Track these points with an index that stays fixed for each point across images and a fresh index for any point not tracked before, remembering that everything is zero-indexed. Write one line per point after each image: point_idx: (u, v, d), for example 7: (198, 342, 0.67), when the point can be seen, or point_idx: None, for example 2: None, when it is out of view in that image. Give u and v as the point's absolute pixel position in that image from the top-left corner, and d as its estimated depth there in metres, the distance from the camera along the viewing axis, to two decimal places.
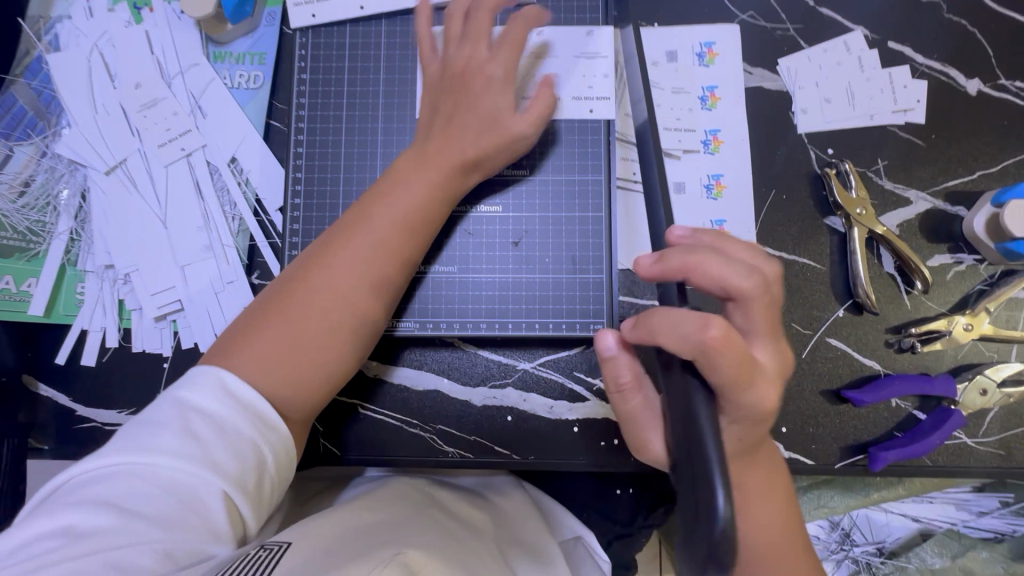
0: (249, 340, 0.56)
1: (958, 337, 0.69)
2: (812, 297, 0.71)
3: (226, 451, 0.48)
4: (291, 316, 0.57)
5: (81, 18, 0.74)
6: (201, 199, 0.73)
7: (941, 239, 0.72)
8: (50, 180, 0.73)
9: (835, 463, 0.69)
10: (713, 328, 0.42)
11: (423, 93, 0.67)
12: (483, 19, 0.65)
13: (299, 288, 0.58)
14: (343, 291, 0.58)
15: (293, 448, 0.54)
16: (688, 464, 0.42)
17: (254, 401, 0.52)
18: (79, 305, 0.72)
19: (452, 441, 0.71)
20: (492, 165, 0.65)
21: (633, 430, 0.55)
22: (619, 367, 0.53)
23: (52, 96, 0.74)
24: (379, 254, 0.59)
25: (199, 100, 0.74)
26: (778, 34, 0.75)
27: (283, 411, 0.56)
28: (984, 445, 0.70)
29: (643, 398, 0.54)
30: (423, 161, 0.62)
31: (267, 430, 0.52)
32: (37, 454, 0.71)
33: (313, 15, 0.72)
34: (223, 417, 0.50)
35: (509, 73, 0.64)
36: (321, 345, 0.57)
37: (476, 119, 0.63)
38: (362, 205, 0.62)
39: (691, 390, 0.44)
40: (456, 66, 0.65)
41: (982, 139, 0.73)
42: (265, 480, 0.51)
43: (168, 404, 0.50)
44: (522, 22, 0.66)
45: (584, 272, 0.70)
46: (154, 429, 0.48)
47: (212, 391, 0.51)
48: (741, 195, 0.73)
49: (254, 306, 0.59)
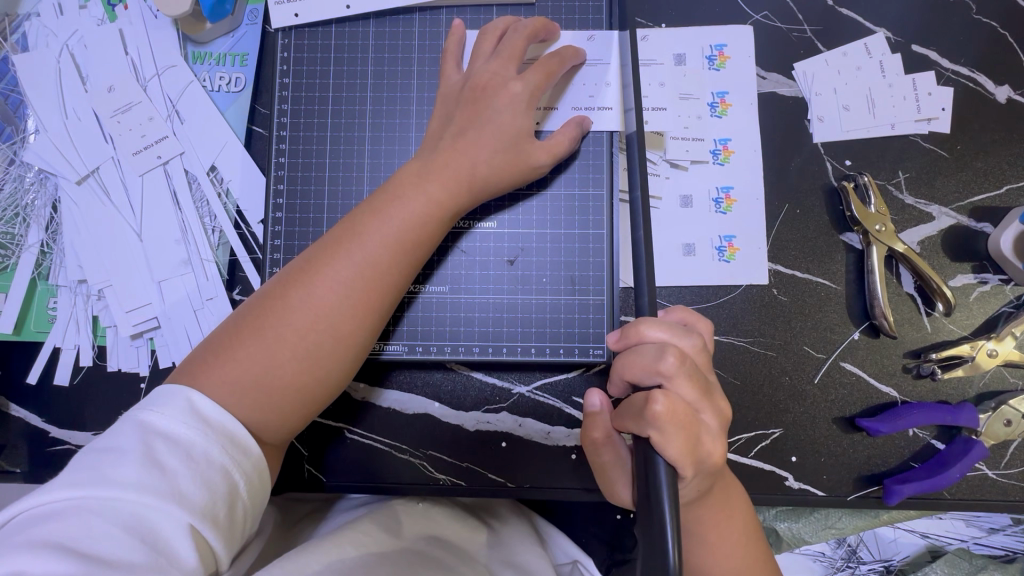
0: (223, 357, 0.52)
1: (981, 364, 0.65)
2: (827, 320, 0.67)
3: (194, 481, 0.45)
4: (269, 336, 0.53)
5: (50, 16, 0.70)
6: (178, 209, 0.68)
7: (966, 257, 0.68)
8: (18, 189, 0.69)
9: (848, 494, 0.66)
10: (657, 405, 0.43)
11: (437, 103, 0.63)
12: (519, 41, 0.61)
13: (279, 306, 0.54)
14: (328, 310, 0.54)
15: (267, 472, 0.51)
16: (646, 516, 0.42)
17: (224, 423, 0.49)
18: (51, 322, 0.69)
19: (444, 467, 0.67)
20: (498, 184, 0.60)
21: (604, 480, 0.55)
22: (595, 424, 0.52)
23: (21, 100, 0.69)
24: (369, 273, 0.55)
25: (176, 103, 0.69)
26: (795, 36, 0.70)
27: (258, 435, 0.52)
28: (1006, 478, 0.66)
29: (614, 454, 0.53)
30: (425, 175, 0.58)
31: (239, 454, 0.48)
32: (9, 477, 0.68)
33: (296, 14, 0.67)
34: (191, 442, 0.47)
35: (532, 96, 0.60)
36: (302, 366, 0.53)
37: (492, 137, 0.59)
38: (354, 218, 0.57)
39: (652, 456, 0.44)
40: (478, 80, 0.60)
41: (1012, 150, 0.69)
42: (238, 508, 0.47)
43: (130, 430, 0.46)
44: (552, 56, 0.62)
45: (584, 293, 0.66)
46: (114, 458, 0.44)
47: (180, 415, 0.47)
48: (754, 209, 0.68)
49: (233, 319, 0.55)
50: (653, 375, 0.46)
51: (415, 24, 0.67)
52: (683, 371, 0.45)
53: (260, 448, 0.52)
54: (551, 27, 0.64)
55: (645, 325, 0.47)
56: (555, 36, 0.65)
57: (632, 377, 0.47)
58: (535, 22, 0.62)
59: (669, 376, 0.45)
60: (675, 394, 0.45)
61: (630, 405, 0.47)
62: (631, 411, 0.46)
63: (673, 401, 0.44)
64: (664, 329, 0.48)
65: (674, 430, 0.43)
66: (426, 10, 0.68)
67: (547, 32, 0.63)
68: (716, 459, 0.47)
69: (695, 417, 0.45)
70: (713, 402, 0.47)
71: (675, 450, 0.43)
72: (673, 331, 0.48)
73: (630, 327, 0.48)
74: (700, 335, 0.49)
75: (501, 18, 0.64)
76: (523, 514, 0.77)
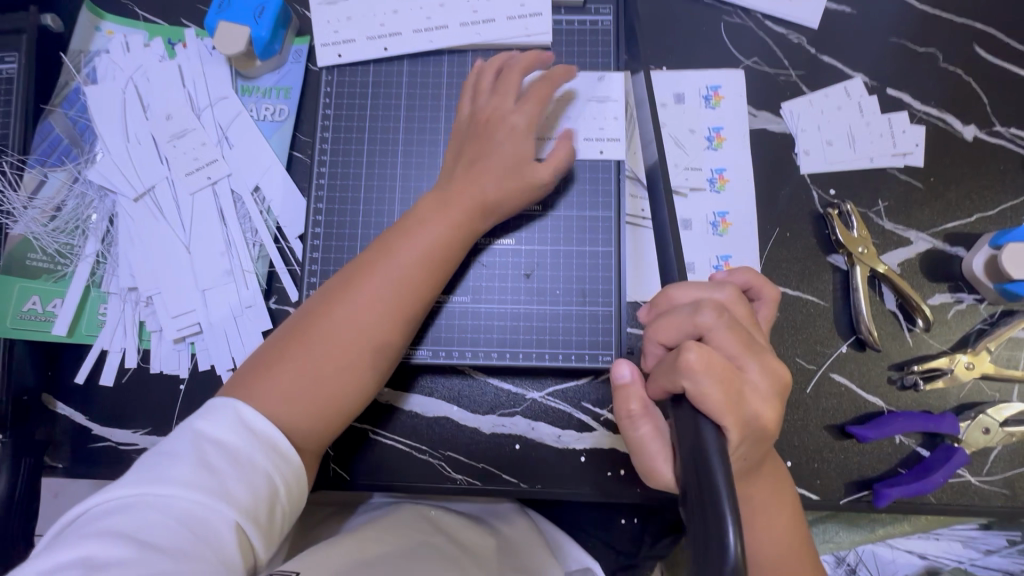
0: (269, 371, 0.57)
1: (960, 376, 0.70)
2: (816, 333, 0.73)
3: (240, 482, 0.49)
4: (311, 350, 0.58)
5: (118, 52, 0.78)
6: (223, 224, 0.75)
7: (942, 278, 0.74)
8: (80, 205, 0.75)
9: (840, 498, 0.70)
10: (691, 353, 0.45)
11: (450, 136, 0.71)
12: (514, 75, 0.69)
13: (319, 324, 0.59)
14: (365, 326, 0.60)
15: (304, 480, 0.55)
16: (697, 499, 0.41)
17: (268, 431, 0.54)
18: (101, 326, 0.74)
19: (460, 468, 0.72)
20: (509, 206, 0.67)
21: (642, 458, 0.54)
22: (630, 397, 0.53)
23: (87, 125, 0.77)
24: (400, 292, 0.61)
25: (226, 131, 0.77)
26: (782, 80, 0.78)
27: (300, 442, 0.57)
28: (988, 484, 0.70)
29: (653, 426, 0.53)
30: (446, 202, 0.65)
31: (281, 461, 0.53)
32: (52, 471, 0.72)
33: (338, 54, 0.76)
34: (238, 448, 0.51)
35: (530, 125, 0.68)
36: (341, 377, 0.59)
37: (496, 166, 0.66)
38: (385, 242, 0.63)
39: (699, 420, 0.45)
40: (483, 115, 0.68)
41: (980, 183, 0.76)
42: (276, 511, 0.51)
43: (184, 437, 0.51)
44: (542, 82, 0.70)
45: (594, 305, 0.72)
46: (171, 460, 0.49)
47: (229, 424, 0.52)
48: (747, 232, 0.75)
49: (275, 337, 0.61)
50: (691, 330, 0.48)
51: (444, 64, 0.76)
52: (721, 323, 0.48)
53: (300, 455, 0.57)
54: (543, 54, 0.71)
55: (673, 290, 0.52)
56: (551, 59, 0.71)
57: (667, 338, 0.50)
58: (528, 56, 0.70)
59: (709, 327, 0.48)
60: (713, 346, 0.47)
61: (665, 363, 0.49)
62: (664, 367, 0.48)
63: (710, 351, 0.46)
64: (693, 288, 0.51)
65: (713, 380, 0.45)
66: (454, 52, 0.76)
67: (542, 60, 0.70)
68: (765, 419, 0.48)
69: (737, 370, 0.47)
70: (758, 357, 0.49)
71: (716, 400, 0.45)
72: (704, 290, 0.51)
73: (658, 297, 0.52)
74: (734, 287, 0.52)
75: (494, 56, 0.72)
76: (533, 519, 0.80)
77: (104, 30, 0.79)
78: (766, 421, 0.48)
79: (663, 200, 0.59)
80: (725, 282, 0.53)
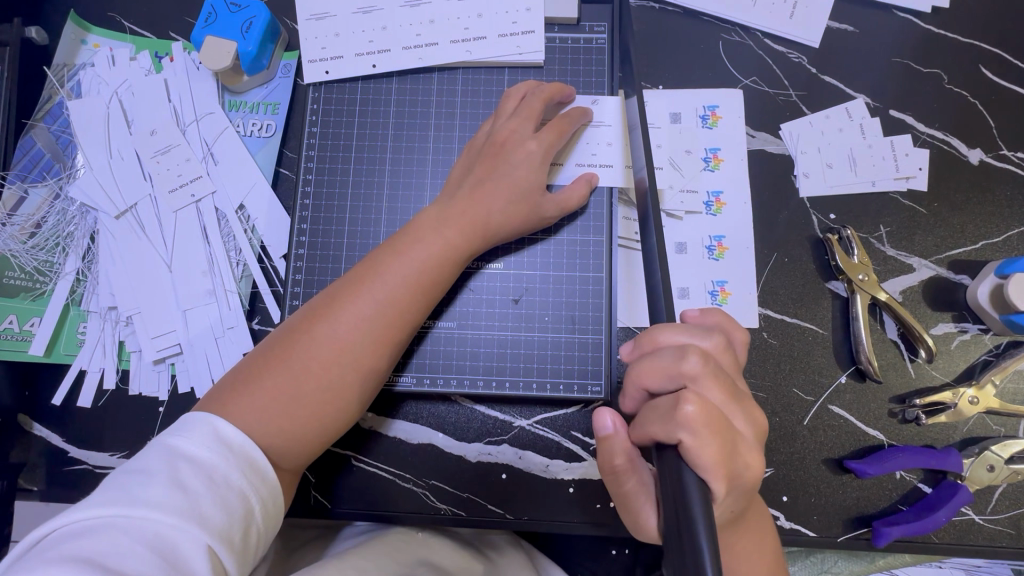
0: (249, 387, 0.55)
1: (964, 410, 0.68)
2: (814, 363, 0.70)
3: (214, 503, 0.47)
4: (294, 367, 0.56)
5: (103, 66, 0.77)
6: (206, 243, 0.73)
7: (946, 307, 0.72)
8: (60, 221, 0.74)
9: (837, 535, 0.68)
10: (686, 408, 0.43)
11: (462, 153, 0.69)
12: (536, 103, 0.67)
13: (305, 339, 0.57)
14: (350, 344, 0.58)
15: (279, 500, 0.53)
16: (677, 557, 0.39)
17: (244, 447, 0.51)
18: (79, 345, 0.73)
19: (445, 497, 0.69)
20: (509, 230, 0.66)
21: (627, 507, 0.52)
22: (615, 447, 0.49)
23: (69, 140, 0.76)
24: (389, 309, 0.59)
25: (211, 147, 0.75)
26: (781, 100, 0.76)
27: (275, 461, 0.55)
28: (993, 523, 0.68)
29: (637, 479, 0.51)
30: (444, 220, 0.63)
31: (257, 479, 0.51)
32: (26, 494, 0.71)
33: (326, 71, 0.74)
34: (214, 465, 0.49)
35: (548, 153, 0.66)
36: (323, 396, 0.57)
37: (506, 190, 0.64)
38: (376, 257, 0.62)
39: (685, 474, 0.43)
40: (499, 135, 0.66)
41: (986, 210, 0.74)
42: (251, 532, 0.49)
43: (158, 454, 0.48)
44: (564, 116, 0.68)
45: (584, 331, 0.70)
46: (143, 479, 0.46)
47: (204, 440, 0.50)
48: (744, 256, 0.73)
49: (261, 349, 0.59)
50: (676, 378, 0.46)
51: (433, 81, 0.74)
52: (707, 371, 0.46)
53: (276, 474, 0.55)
54: (567, 90, 0.69)
55: (658, 332, 0.49)
56: (571, 98, 0.70)
57: (651, 385, 0.48)
58: (552, 87, 0.68)
59: (695, 375, 0.46)
60: (702, 396, 0.45)
61: (652, 410, 0.46)
62: (656, 416, 0.45)
63: (702, 403, 0.44)
64: (680, 331, 0.49)
65: (706, 433, 0.43)
66: (443, 70, 0.74)
67: (563, 95, 0.69)
68: (752, 470, 0.47)
69: (726, 421, 0.45)
70: (743, 406, 0.47)
71: (709, 454, 0.43)
72: (692, 334, 0.49)
73: (644, 336, 0.49)
74: (721, 333, 0.50)
75: (524, 82, 0.70)
76: (521, 548, 0.78)
77: (90, 43, 0.78)
78: (752, 472, 0.47)
79: (651, 225, 0.56)
80: (712, 328, 0.50)
